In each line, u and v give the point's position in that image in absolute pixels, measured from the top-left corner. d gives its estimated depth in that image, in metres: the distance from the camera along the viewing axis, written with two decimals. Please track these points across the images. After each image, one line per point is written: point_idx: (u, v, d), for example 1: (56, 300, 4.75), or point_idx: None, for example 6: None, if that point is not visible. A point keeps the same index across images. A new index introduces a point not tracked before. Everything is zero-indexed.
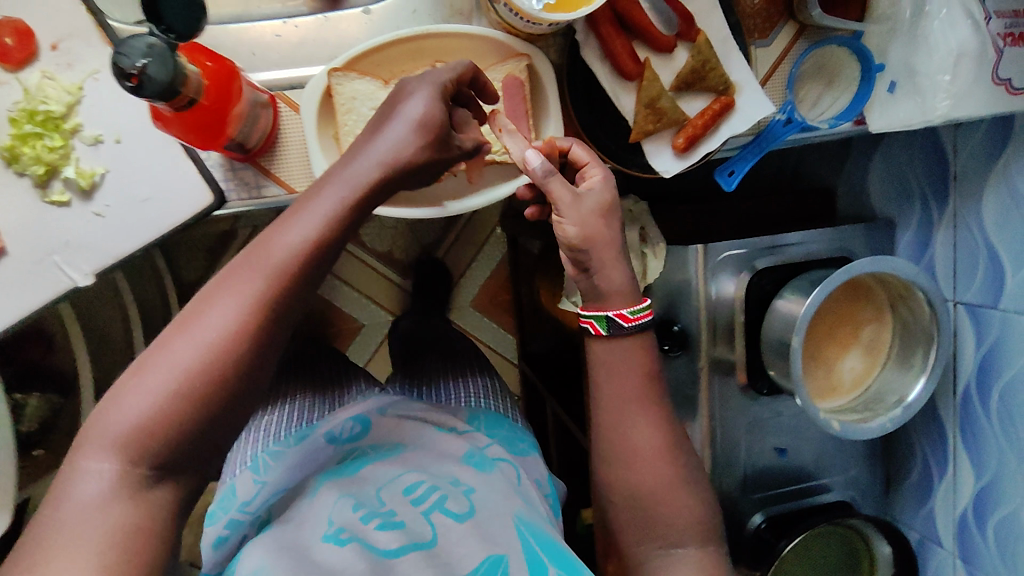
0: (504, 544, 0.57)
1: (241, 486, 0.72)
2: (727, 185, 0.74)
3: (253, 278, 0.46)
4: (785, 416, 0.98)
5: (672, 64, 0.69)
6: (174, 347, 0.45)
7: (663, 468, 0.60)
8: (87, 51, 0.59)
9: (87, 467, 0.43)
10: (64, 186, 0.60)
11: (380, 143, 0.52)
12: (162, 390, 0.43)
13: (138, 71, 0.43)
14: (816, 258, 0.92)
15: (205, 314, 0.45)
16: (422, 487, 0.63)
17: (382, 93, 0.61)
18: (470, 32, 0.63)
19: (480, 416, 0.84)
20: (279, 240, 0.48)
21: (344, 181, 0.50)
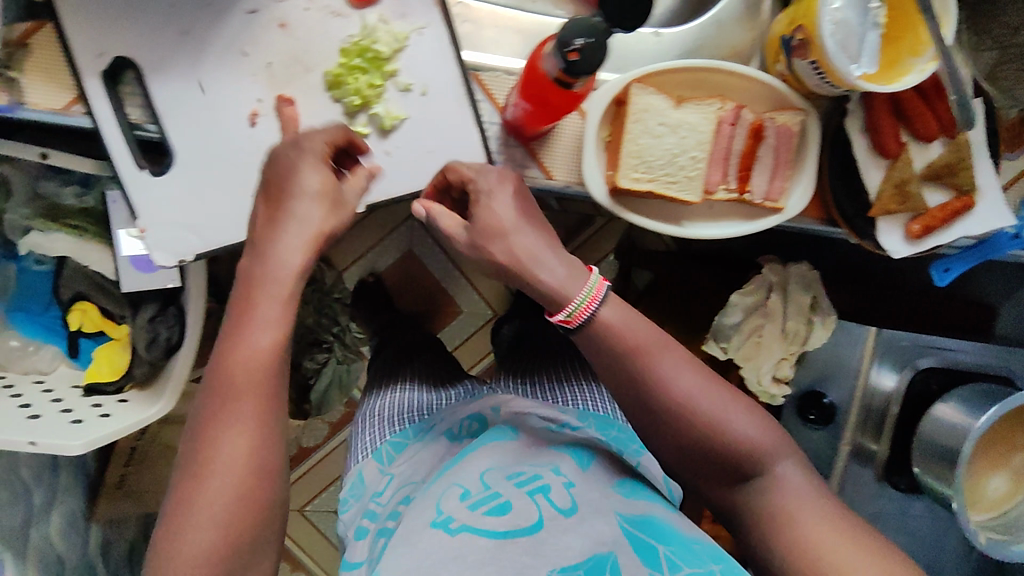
0: (610, 543, 0.56)
1: (370, 476, 0.83)
2: (941, 281, 0.76)
3: (251, 400, 0.51)
4: (908, 516, 0.97)
5: (926, 154, 0.71)
6: (200, 478, 0.49)
7: (708, 399, 0.57)
8: (422, 7, 0.63)
9: (207, 490, 0.48)
10: (367, 120, 0.64)
11: (294, 222, 0.54)
12: (217, 511, 0.48)
13: (576, 46, 0.48)
14: (967, 366, 0.92)
15: (240, 354, 0.51)
16: (524, 473, 0.64)
17: (671, 113, 0.64)
18: (761, 78, 0.65)
19: (588, 419, 0.84)
20: (248, 339, 0.52)
21: (300, 234, 0.55)
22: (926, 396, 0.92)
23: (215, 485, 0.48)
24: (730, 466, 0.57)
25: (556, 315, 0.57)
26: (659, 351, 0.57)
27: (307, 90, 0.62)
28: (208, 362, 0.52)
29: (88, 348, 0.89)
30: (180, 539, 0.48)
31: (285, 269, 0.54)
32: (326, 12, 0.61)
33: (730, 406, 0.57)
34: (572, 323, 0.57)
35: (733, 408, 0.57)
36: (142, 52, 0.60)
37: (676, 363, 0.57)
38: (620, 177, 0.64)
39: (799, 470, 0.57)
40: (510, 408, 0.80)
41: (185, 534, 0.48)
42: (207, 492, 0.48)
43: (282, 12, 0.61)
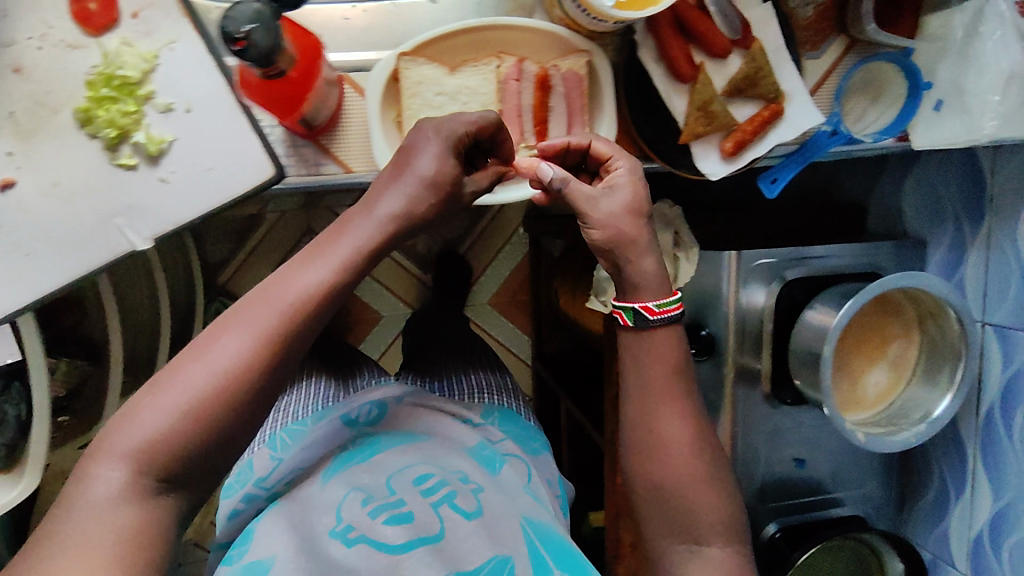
0: (510, 545, 0.60)
1: (258, 462, 0.76)
2: (770, 191, 0.76)
3: (267, 315, 0.49)
4: (806, 427, 0.97)
5: (725, 70, 0.70)
6: (188, 365, 0.48)
7: (707, 490, 0.60)
8: (167, 21, 0.60)
9: (169, 385, 0.47)
10: (132, 150, 0.61)
11: (345, 237, 0.54)
12: (175, 409, 0.46)
13: (243, 34, 0.45)
14: (841, 270, 0.93)
15: (290, 284, 0.51)
16: (431, 480, 0.66)
17: (447, 79, 0.62)
18: (536, 27, 0.64)
19: (492, 412, 0.87)
20: (299, 278, 0.51)
21: (323, 263, 0.52)
22: (793, 309, 0.92)
23: (195, 373, 0.47)
24: (678, 527, 0.60)
25: (646, 303, 0.60)
26: (657, 400, 0.60)
27: (59, 134, 0.59)
28: (263, 281, 0.52)
29: None
30: (119, 431, 0.45)
31: (327, 263, 0.52)
32: (63, 47, 0.59)
33: (698, 493, 0.60)
34: (656, 314, 0.60)
35: (698, 493, 0.59)
36: None
37: (672, 415, 0.60)
38: None
39: (728, 551, 0.59)
40: (415, 403, 0.82)
41: (135, 420, 0.45)
42: (179, 382, 0.47)
43: (15, 56, 0.58)
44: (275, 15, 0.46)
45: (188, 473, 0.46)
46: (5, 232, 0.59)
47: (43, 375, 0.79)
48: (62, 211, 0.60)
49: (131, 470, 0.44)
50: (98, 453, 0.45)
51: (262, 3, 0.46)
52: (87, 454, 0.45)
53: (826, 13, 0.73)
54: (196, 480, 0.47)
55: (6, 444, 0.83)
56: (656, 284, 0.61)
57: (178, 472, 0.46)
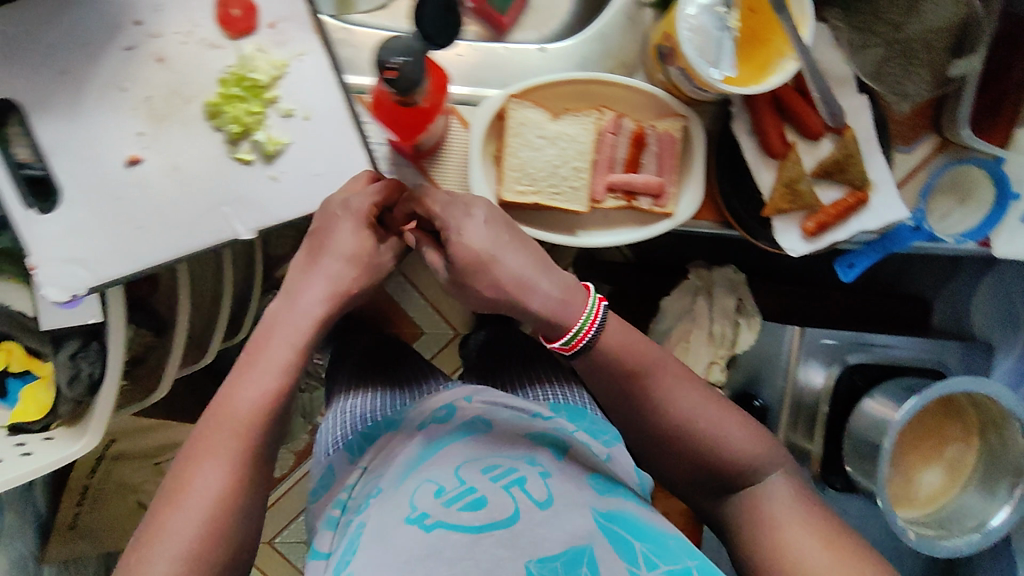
0: (585, 535, 0.57)
1: (339, 465, 0.81)
2: (846, 276, 0.76)
3: (218, 449, 0.56)
4: (848, 514, 0.95)
5: (816, 151, 0.72)
6: (172, 510, 0.54)
7: (729, 419, 0.62)
8: (299, 34, 0.64)
9: (171, 526, 0.53)
10: (251, 147, 0.65)
11: (261, 364, 0.59)
12: (177, 551, 0.52)
13: (393, 65, 0.47)
14: (904, 361, 0.92)
15: (235, 400, 0.57)
16: (500, 468, 0.63)
17: (550, 125, 0.65)
18: (638, 86, 0.67)
19: (561, 408, 0.83)
20: (239, 395, 0.57)
21: (260, 374, 0.58)
22: (854, 393, 0.90)
23: (177, 520, 0.53)
24: (720, 483, 0.63)
25: (556, 342, 0.59)
26: (665, 373, 0.61)
27: (188, 122, 0.63)
28: (209, 403, 0.59)
29: (16, 388, 0.89)
30: (148, 560, 0.52)
31: (268, 378, 0.58)
32: (204, 45, 0.62)
33: (723, 423, 0.62)
34: (570, 350, 0.59)
35: (726, 424, 0.62)
36: (21, 92, 0.61)
37: (666, 383, 0.61)
38: (504, 191, 0.66)
39: (787, 483, 0.63)
40: (485, 399, 0.77)
41: (151, 552, 0.52)
42: (183, 512, 0.54)
43: (158, 47, 0.62)
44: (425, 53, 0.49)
45: None
46: (125, 205, 0.64)
47: (122, 341, 0.83)
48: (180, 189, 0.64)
49: None
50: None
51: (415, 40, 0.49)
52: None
53: (923, 112, 0.74)
54: None
55: (73, 401, 0.86)
56: (558, 309, 0.58)
57: None
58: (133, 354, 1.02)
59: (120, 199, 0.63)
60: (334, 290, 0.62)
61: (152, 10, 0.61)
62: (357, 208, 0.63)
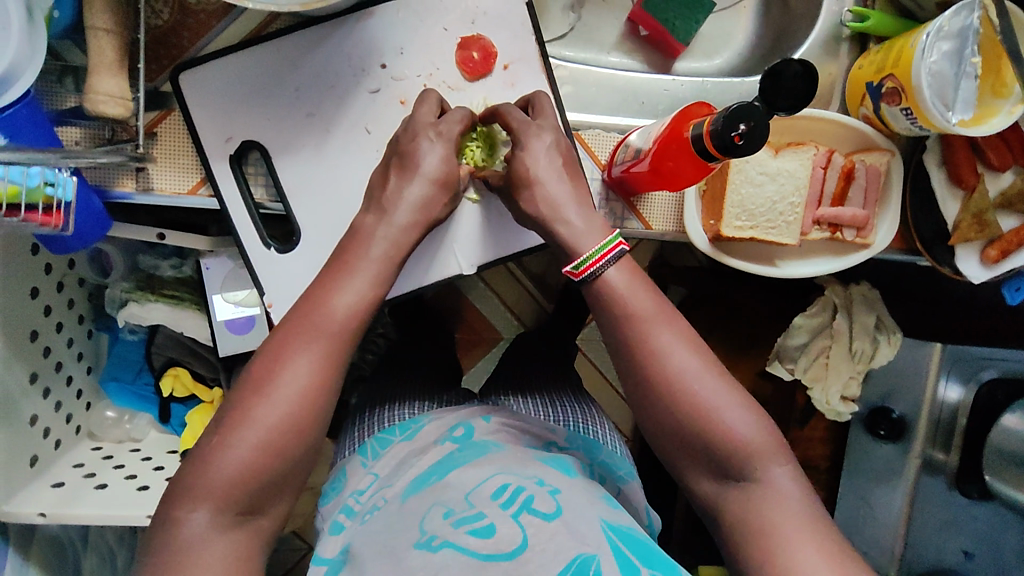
0: (593, 543, 0.55)
1: (351, 469, 0.79)
2: (1013, 298, 0.80)
3: (305, 349, 0.52)
4: (980, 522, 0.99)
5: (998, 182, 0.75)
6: (257, 403, 0.50)
7: (761, 435, 0.54)
8: (530, 76, 0.66)
9: (254, 416, 0.50)
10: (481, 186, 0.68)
11: (331, 284, 0.55)
12: (252, 444, 0.49)
13: (739, 132, 0.47)
14: None
15: (324, 311, 0.54)
16: (508, 490, 0.60)
17: (772, 162, 0.67)
18: (846, 121, 0.69)
19: (577, 438, 0.83)
20: (336, 298, 0.54)
21: (351, 288, 0.55)
22: (994, 406, 0.93)
23: (267, 410, 0.50)
24: (719, 467, 0.54)
25: (569, 267, 0.59)
26: (660, 323, 0.56)
27: None
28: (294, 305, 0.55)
29: (179, 413, 0.91)
30: (216, 459, 0.49)
31: (331, 320, 0.53)
32: (444, 87, 0.65)
33: (774, 461, 0.54)
34: (580, 276, 0.58)
35: (769, 459, 0.54)
36: (268, 135, 0.64)
37: (729, 398, 0.54)
38: (725, 226, 0.67)
39: (790, 477, 0.54)
40: (503, 422, 0.80)
41: (230, 448, 0.49)
42: (264, 411, 0.50)
43: (402, 90, 0.64)
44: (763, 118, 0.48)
45: (261, 503, 0.50)
46: None
47: None
48: None
49: (216, 511, 0.49)
50: (197, 482, 0.49)
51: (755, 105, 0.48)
52: (175, 496, 0.49)
53: None
54: (272, 507, 0.52)
55: None
56: (587, 236, 0.59)
57: (257, 506, 0.50)
58: None
59: None
60: (372, 280, 0.56)
61: (396, 54, 0.64)
62: (448, 134, 0.60)
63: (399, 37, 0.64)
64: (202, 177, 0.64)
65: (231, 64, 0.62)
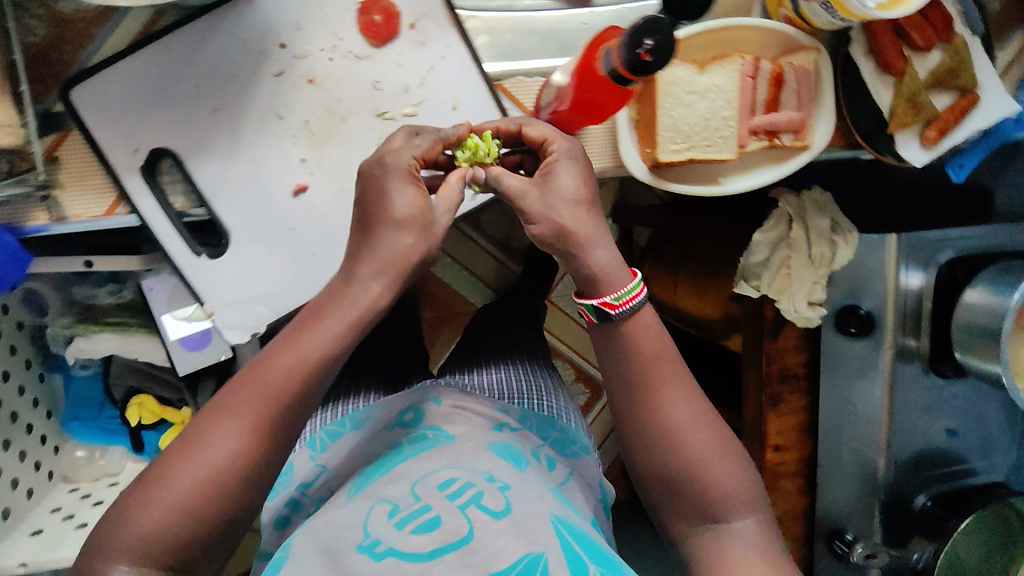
0: (543, 541, 0.55)
1: (298, 465, 0.78)
2: (958, 176, 0.81)
3: (249, 405, 0.51)
4: (959, 399, 1.01)
5: (926, 63, 0.75)
6: (184, 458, 0.50)
7: (735, 472, 0.56)
8: (440, 31, 0.63)
9: (186, 471, 0.49)
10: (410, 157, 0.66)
11: (290, 342, 0.53)
12: (179, 501, 0.48)
13: (645, 48, 0.46)
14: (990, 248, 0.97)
15: (282, 359, 0.52)
16: (455, 483, 0.61)
17: (699, 79, 0.66)
18: (767, 25, 0.67)
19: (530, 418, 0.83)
20: (286, 358, 0.52)
21: (291, 349, 0.53)
22: (954, 285, 0.95)
23: (196, 465, 0.49)
24: (698, 508, 0.56)
25: (604, 297, 0.56)
26: (670, 381, 0.57)
27: (348, 139, 0.62)
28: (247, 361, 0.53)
29: (152, 439, 0.87)
30: (137, 513, 0.48)
31: (275, 381, 0.52)
32: (351, 57, 0.61)
33: (737, 489, 0.56)
34: (618, 309, 0.56)
35: (733, 485, 0.56)
36: (178, 139, 0.60)
37: (712, 437, 0.57)
38: (661, 152, 0.67)
39: (759, 521, 0.56)
40: (454, 405, 0.79)
41: (156, 499, 0.48)
42: (190, 467, 0.49)
43: (308, 67, 0.61)
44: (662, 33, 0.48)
45: (187, 560, 0.49)
46: (298, 234, 0.63)
47: None
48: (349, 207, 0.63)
49: (135, 564, 0.48)
50: (116, 540, 0.48)
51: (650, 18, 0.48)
52: (96, 543, 0.49)
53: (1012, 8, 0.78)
54: (203, 561, 0.50)
55: None
56: (624, 271, 0.57)
57: (182, 565, 0.49)
58: None
59: (292, 228, 0.63)
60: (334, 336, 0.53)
61: (294, 30, 0.60)
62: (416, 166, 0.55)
63: (294, 12, 0.60)
64: (117, 195, 0.61)
65: (120, 70, 0.58)
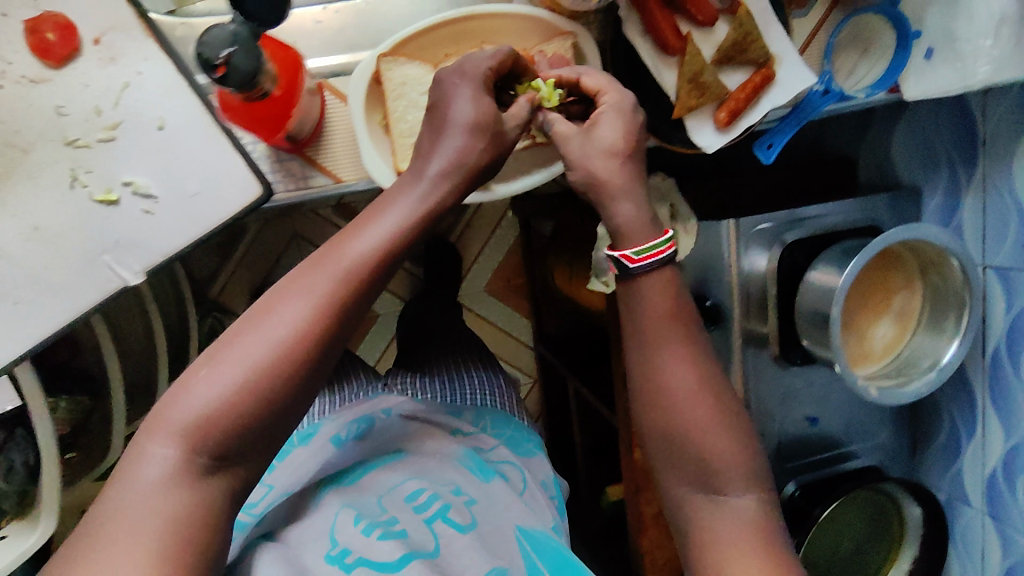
0: (505, 557, 0.61)
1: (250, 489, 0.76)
2: (766, 158, 0.74)
3: (325, 278, 0.49)
4: (817, 384, 0.98)
5: (713, 38, 0.69)
6: (247, 333, 0.47)
7: (704, 411, 0.56)
8: (131, 44, 0.57)
9: (246, 344, 0.46)
10: (115, 184, 0.58)
11: (374, 225, 0.52)
12: (235, 378, 0.45)
13: (222, 60, 0.45)
14: (841, 228, 0.92)
15: (355, 249, 0.50)
16: (422, 496, 0.67)
17: (431, 78, 0.61)
18: (514, 11, 0.62)
19: (483, 416, 0.89)
20: (354, 246, 0.50)
21: (370, 236, 0.51)
22: (796, 270, 0.91)
23: (255, 341, 0.46)
24: (694, 475, 0.57)
25: (624, 252, 0.58)
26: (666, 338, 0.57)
27: (32, 172, 0.57)
28: (319, 247, 0.51)
29: None
30: (181, 401, 0.45)
31: (331, 270, 0.49)
32: (25, 82, 0.56)
33: (719, 448, 0.56)
34: (637, 263, 0.57)
35: (712, 436, 0.56)
36: None
37: (687, 379, 0.57)
38: (400, 161, 0.61)
39: (747, 502, 0.56)
40: (404, 415, 0.83)
41: (206, 377, 0.46)
42: (243, 356, 0.46)
43: None
44: (253, 38, 0.47)
45: (243, 447, 0.46)
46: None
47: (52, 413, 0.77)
48: (49, 248, 0.58)
49: (184, 442, 0.44)
50: (155, 428, 0.45)
51: (236, 27, 0.46)
52: (139, 432, 0.45)
53: None
54: (253, 452, 0.47)
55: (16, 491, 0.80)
56: (642, 228, 0.58)
57: (230, 451, 0.46)
58: (72, 425, 1.03)
59: None
60: (394, 232, 0.51)
61: None
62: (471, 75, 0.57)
63: None
64: None
65: None
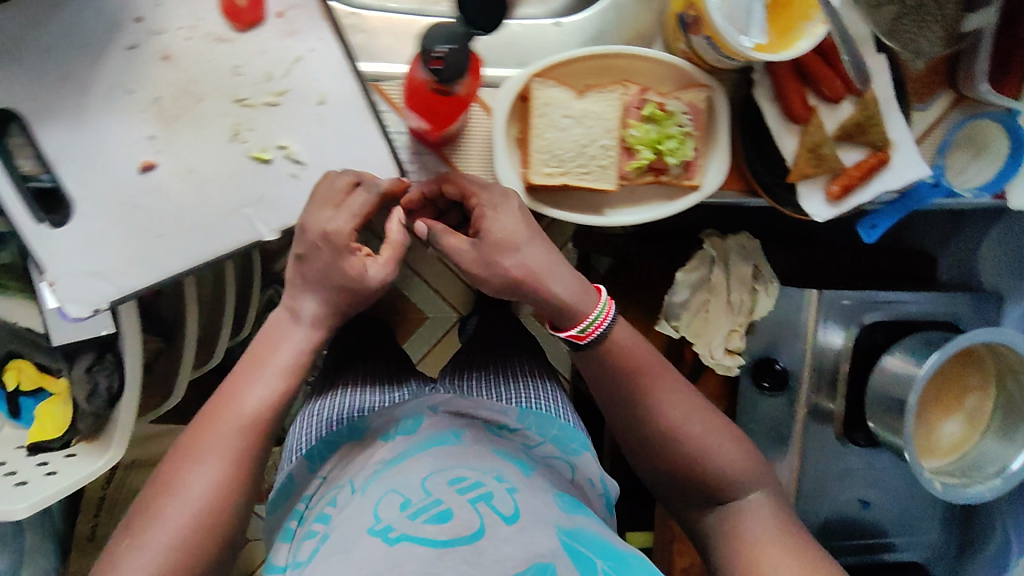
0: (548, 549, 0.53)
1: (299, 479, 0.75)
2: (868, 237, 0.76)
3: (215, 436, 0.56)
4: (874, 468, 1.00)
5: (836, 114, 0.72)
6: (166, 502, 0.54)
7: (722, 443, 0.63)
8: (309, 23, 0.62)
9: (165, 511, 0.53)
10: (269, 145, 0.63)
11: (279, 366, 0.59)
12: (166, 543, 0.52)
13: (439, 54, 0.53)
14: (918, 316, 0.93)
15: (230, 400, 0.58)
16: (467, 482, 0.60)
17: (575, 103, 0.65)
18: (659, 58, 0.66)
19: (529, 415, 0.81)
20: (237, 402, 0.58)
21: (260, 382, 0.59)
22: (873, 351, 0.92)
23: (179, 506, 0.54)
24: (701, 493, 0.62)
25: (569, 330, 0.62)
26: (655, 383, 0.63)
27: (201, 121, 0.61)
28: (206, 402, 0.59)
29: (29, 406, 0.87)
30: (126, 562, 0.51)
31: (235, 428, 0.57)
32: (210, 39, 0.61)
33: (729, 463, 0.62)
34: (584, 339, 0.61)
35: (719, 456, 0.62)
36: (19, 101, 0.59)
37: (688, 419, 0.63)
38: (533, 174, 0.65)
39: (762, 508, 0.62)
40: (450, 411, 0.77)
41: (138, 549, 0.52)
42: (178, 509, 0.53)
43: (162, 44, 0.60)
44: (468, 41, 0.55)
45: None
46: (143, 212, 0.61)
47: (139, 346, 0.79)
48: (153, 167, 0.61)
49: None
50: None
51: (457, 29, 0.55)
52: None
53: (937, 68, 0.74)
54: None
55: (92, 415, 0.84)
56: (581, 299, 0.61)
57: None
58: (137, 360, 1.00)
59: (136, 206, 0.61)
60: (282, 374, 0.59)
61: (153, 6, 0.59)
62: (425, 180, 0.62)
63: None
64: None
65: None
